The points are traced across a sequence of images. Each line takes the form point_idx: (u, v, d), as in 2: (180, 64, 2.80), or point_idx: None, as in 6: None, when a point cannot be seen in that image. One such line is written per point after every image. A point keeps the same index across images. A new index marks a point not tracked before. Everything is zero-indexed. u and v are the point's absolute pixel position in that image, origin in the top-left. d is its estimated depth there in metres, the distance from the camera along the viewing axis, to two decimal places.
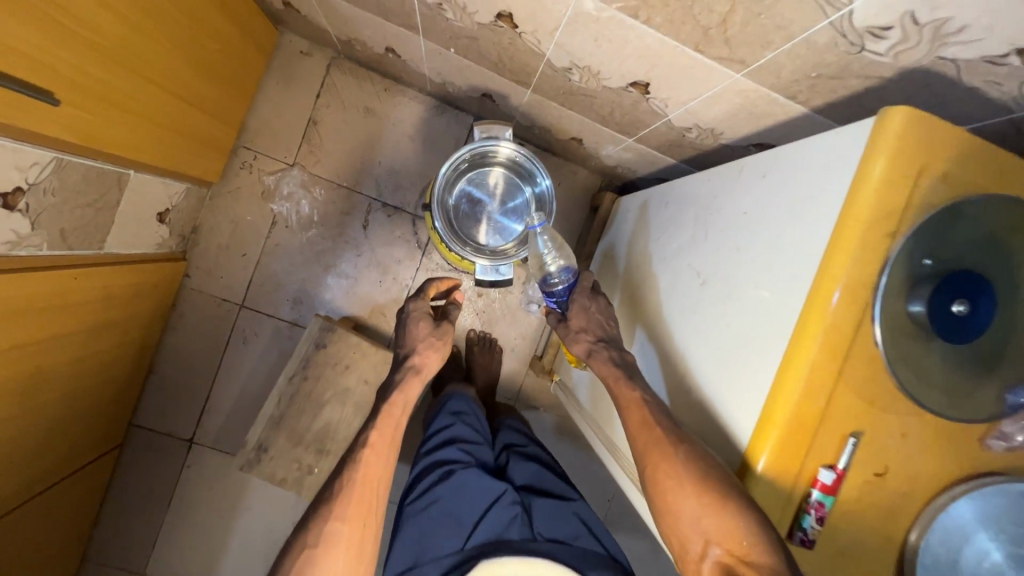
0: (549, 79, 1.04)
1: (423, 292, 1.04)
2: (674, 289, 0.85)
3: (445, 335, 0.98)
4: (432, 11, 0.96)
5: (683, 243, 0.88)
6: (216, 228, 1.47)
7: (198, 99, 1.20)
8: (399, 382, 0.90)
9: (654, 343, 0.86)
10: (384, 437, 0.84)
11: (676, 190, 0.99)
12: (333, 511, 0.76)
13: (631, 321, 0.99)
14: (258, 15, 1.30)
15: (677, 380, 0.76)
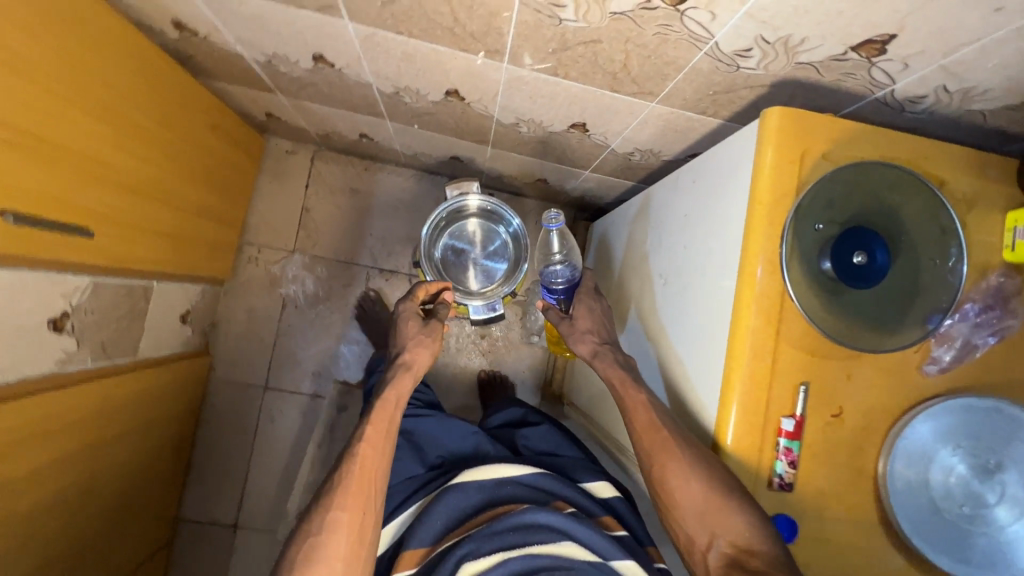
0: (503, 135, 1.18)
1: (414, 293, 1.10)
2: (646, 291, 0.96)
3: (435, 333, 1.05)
4: (392, 98, 1.11)
5: (647, 252, 1.00)
6: (232, 320, 1.60)
7: (204, 208, 1.35)
8: (393, 379, 0.97)
9: (639, 341, 0.96)
10: (379, 430, 0.90)
11: (639, 209, 1.11)
12: (334, 501, 0.81)
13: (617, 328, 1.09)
14: (245, 127, 1.48)
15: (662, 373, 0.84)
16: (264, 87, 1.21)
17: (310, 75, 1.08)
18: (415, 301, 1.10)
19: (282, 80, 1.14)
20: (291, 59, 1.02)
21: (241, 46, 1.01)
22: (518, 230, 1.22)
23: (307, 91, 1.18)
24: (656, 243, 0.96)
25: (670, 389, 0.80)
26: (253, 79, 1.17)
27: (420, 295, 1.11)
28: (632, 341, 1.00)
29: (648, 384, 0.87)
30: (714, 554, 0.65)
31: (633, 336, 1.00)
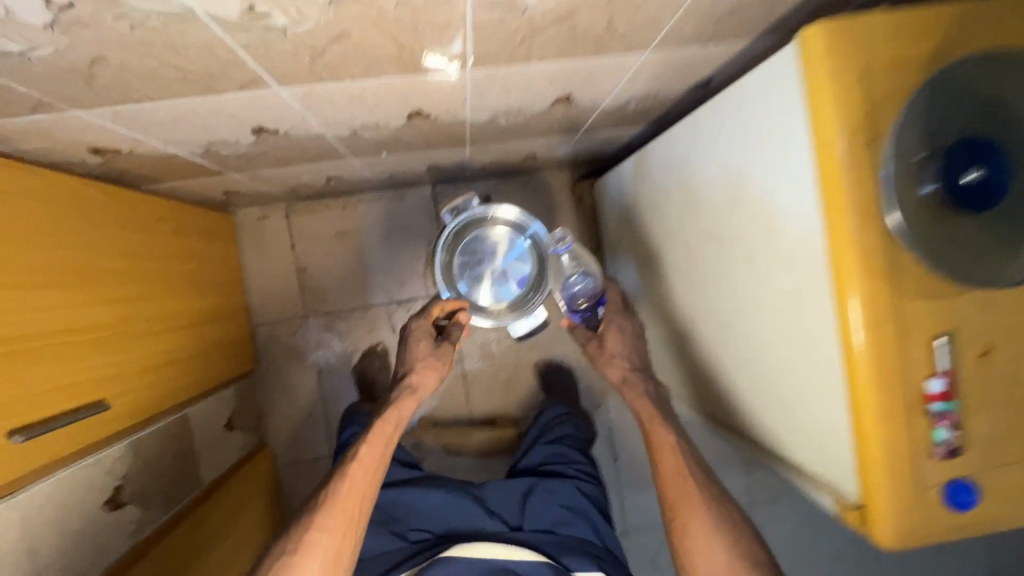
0: (481, 132, 1.06)
1: (427, 311, 1.08)
2: (701, 253, 0.88)
3: (444, 356, 1.07)
4: (351, 139, 0.99)
5: (682, 212, 0.92)
6: (276, 404, 1.54)
7: (203, 314, 1.27)
8: (395, 400, 1.01)
9: (710, 308, 0.89)
10: (373, 449, 0.94)
11: (656, 164, 1.00)
12: (316, 519, 0.83)
13: (679, 293, 1.02)
14: (207, 213, 1.36)
15: (752, 342, 0.78)
16: (212, 172, 1.08)
17: (256, 148, 0.96)
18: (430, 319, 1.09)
19: (228, 160, 1.02)
20: (230, 140, 0.89)
21: (172, 147, 0.88)
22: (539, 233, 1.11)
23: (259, 162, 1.05)
24: (690, 202, 0.87)
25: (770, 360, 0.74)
26: (199, 169, 1.05)
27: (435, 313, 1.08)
28: (700, 306, 0.93)
29: (744, 354, 0.81)
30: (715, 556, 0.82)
31: (700, 302, 0.93)
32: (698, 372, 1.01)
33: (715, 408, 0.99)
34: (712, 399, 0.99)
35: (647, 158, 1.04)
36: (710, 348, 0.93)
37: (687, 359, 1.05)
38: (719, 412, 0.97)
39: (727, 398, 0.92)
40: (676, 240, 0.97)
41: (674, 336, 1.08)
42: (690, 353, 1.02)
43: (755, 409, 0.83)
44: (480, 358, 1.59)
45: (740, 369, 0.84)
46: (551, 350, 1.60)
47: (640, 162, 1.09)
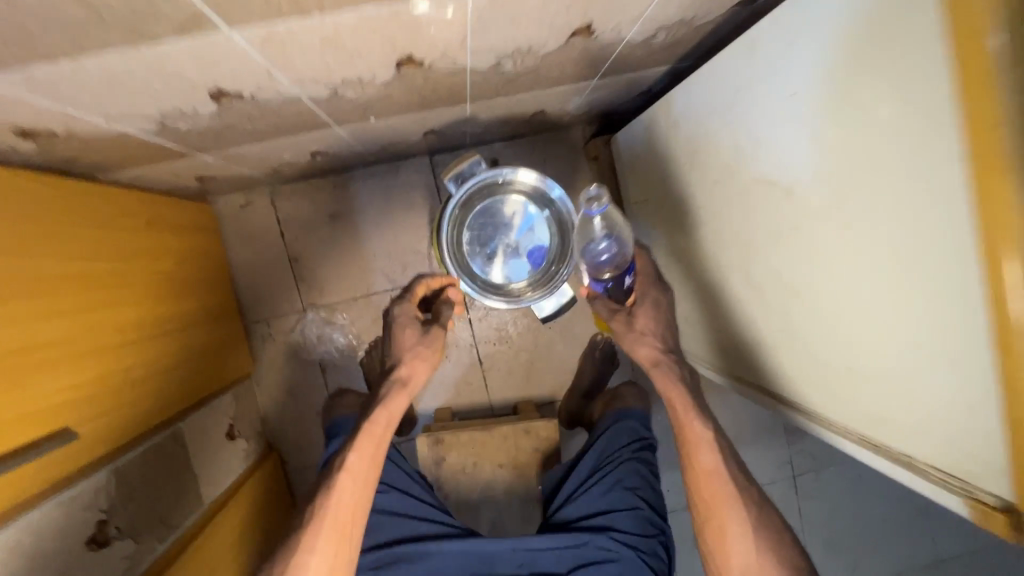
0: (484, 83, 0.90)
1: (412, 293, 1.01)
2: (758, 209, 0.74)
3: (434, 342, 0.96)
4: (332, 101, 0.84)
5: (728, 158, 0.78)
6: (281, 407, 1.43)
7: (189, 316, 1.14)
8: (383, 398, 0.91)
9: (770, 273, 0.76)
10: (362, 457, 0.87)
11: (694, 108, 0.85)
12: (304, 538, 0.79)
13: (721, 259, 0.89)
14: (185, 205, 1.22)
15: (833, 305, 0.65)
16: (176, 153, 0.94)
17: (220, 118, 0.81)
18: (414, 302, 1.02)
19: (192, 137, 0.87)
20: (187, 110, 0.74)
21: (119, 122, 0.73)
22: (561, 200, 0.98)
23: (228, 138, 0.91)
24: (749, 146, 0.72)
25: (866, 328, 0.61)
26: (159, 151, 0.90)
27: (418, 295, 1.02)
28: (753, 272, 0.80)
29: (820, 321, 0.68)
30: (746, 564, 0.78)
31: (752, 267, 0.79)
32: (750, 345, 0.89)
33: (774, 384, 0.87)
34: (771, 374, 0.86)
35: (681, 102, 0.89)
36: (769, 319, 0.80)
37: (734, 332, 0.92)
38: (781, 387, 0.85)
39: (794, 373, 0.80)
40: (720, 197, 0.83)
41: (717, 307, 0.95)
42: (740, 326, 0.89)
43: (837, 386, 0.71)
44: (496, 341, 1.47)
45: (816, 341, 0.71)
46: (572, 327, 1.48)
47: (671, 107, 0.93)
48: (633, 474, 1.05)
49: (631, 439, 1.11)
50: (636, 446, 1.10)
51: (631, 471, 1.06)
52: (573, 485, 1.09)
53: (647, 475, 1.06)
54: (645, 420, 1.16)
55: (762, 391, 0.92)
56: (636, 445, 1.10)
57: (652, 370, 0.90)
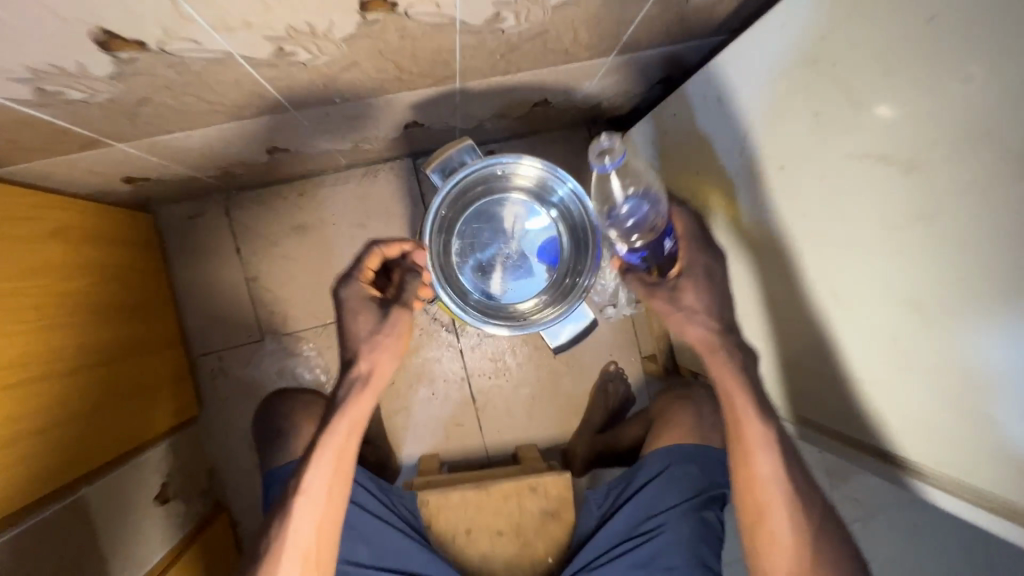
0: (477, 50, 0.71)
1: (362, 267, 0.72)
2: (848, 196, 0.58)
3: (398, 327, 0.72)
4: (280, 67, 0.64)
5: (806, 139, 0.62)
6: (232, 457, 1.18)
7: (116, 348, 0.93)
8: (340, 406, 0.70)
9: (862, 279, 0.60)
10: (323, 475, 0.69)
11: (742, 81, 0.70)
12: (262, 570, 0.68)
13: (777, 268, 0.72)
14: (117, 214, 1.01)
15: (985, 321, 0.49)
16: (83, 141, 0.73)
17: (128, 86, 0.60)
18: (365, 279, 0.73)
19: (97, 116, 0.66)
20: (72, 66, 0.54)
21: None
22: (574, 194, 0.78)
23: (149, 119, 0.70)
24: (842, 113, 0.57)
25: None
26: (58, 136, 0.69)
27: (370, 269, 0.73)
28: (833, 280, 0.63)
29: (957, 344, 0.52)
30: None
31: (832, 273, 0.63)
32: (813, 373, 0.72)
33: (846, 422, 0.70)
34: (843, 409, 0.70)
35: (722, 79, 0.74)
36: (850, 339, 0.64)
37: (790, 357, 0.75)
38: (857, 427, 0.69)
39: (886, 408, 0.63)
40: (783, 188, 0.67)
41: (766, 326, 0.78)
42: (802, 351, 0.72)
43: (963, 422, 0.55)
44: (490, 373, 1.25)
45: (934, 363, 0.55)
46: (579, 355, 1.27)
47: (706, 86, 0.79)
48: (677, 544, 0.88)
49: (688, 495, 0.90)
50: (694, 505, 0.90)
51: (676, 541, 0.88)
52: (606, 537, 0.92)
53: (698, 543, 0.89)
54: (711, 469, 0.92)
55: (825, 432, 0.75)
56: (694, 504, 0.90)
57: (708, 358, 0.69)
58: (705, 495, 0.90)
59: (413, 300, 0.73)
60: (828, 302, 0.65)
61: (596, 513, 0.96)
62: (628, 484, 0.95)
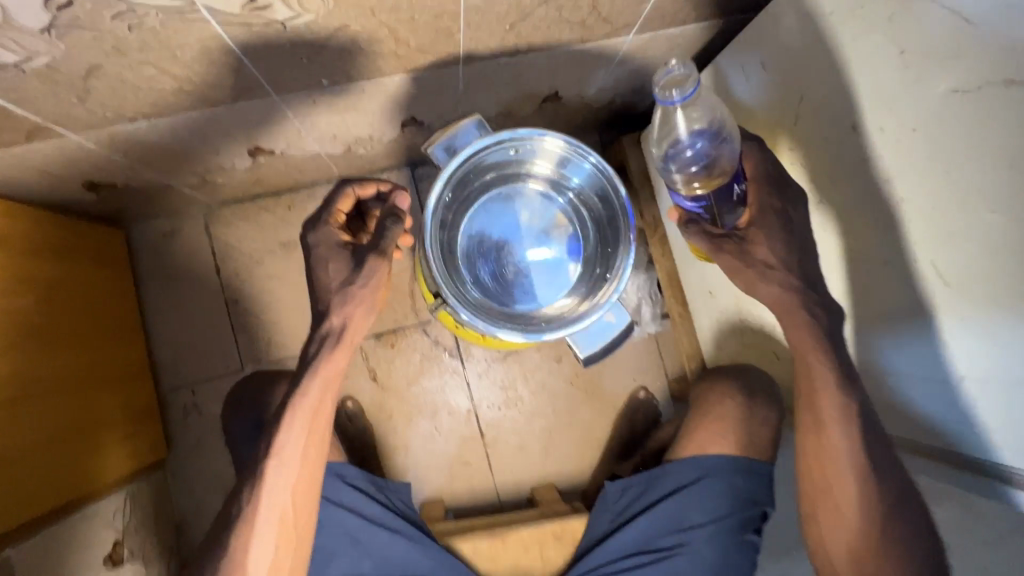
0: (484, 15, 0.62)
1: (333, 214, 0.74)
2: (954, 140, 0.49)
3: (370, 278, 0.68)
4: (253, 27, 0.55)
5: (913, 73, 0.52)
6: (204, 508, 1.02)
7: (66, 377, 0.80)
8: (311, 365, 0.69)
9: (973, 241, 0.50)
10: (299, 433, 0.69)
11: (807, 39, 0.63)
12: (242, 525, 0.69)
13: (857, 244, 0.62)
14: (78, 225, 0.90)
15: None
16: (28, 128, 0.63)
17: (70, 46, 0.50)
18: (338, 225, 0.74)
19: (38, 90, 0.56)
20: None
21: None
22: (599, 171, 0.67)
23: (103, 99, 0.60)
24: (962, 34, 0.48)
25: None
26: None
27: (342, 212, 0.75)
28: (931, 249, 0.53)
29: None
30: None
31: (929, 240, 0.53)
32: (917, 371, 0.59)
33: (944, 431, 0.58)
34: (943, 414, 0.58)
35: (780, 41, 0.67)
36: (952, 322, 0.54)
37: (874, 353, 0.64)
38: (960, 436, 0.57)
39: (1000, 409, 0.52)
40: (865, 145, 0.58)
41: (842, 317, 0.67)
42: (888, 343, 0.61)
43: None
44: (500, 403, 1.11)
45: None
46: (599, 381, 1.13)
47: (755, 52, 0.71)
48: (701, 564, 0.80)
49: (723, 513, 0.81)
50: (727, 525, 0.81)
51: (699, 559, 0.80)
52: (620, 538, 0.82)
53: (724, 564, 0.80)
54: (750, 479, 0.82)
55: (918, 445, 0.62)
56: (727, 524, 0.80)
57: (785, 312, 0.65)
58: (741, 516, 0.81)
59: (391, 248, 0.69)
60: (945, 275, 0.53)
61: (611, 515, 0.84)
62: (650, 487, 0.84)
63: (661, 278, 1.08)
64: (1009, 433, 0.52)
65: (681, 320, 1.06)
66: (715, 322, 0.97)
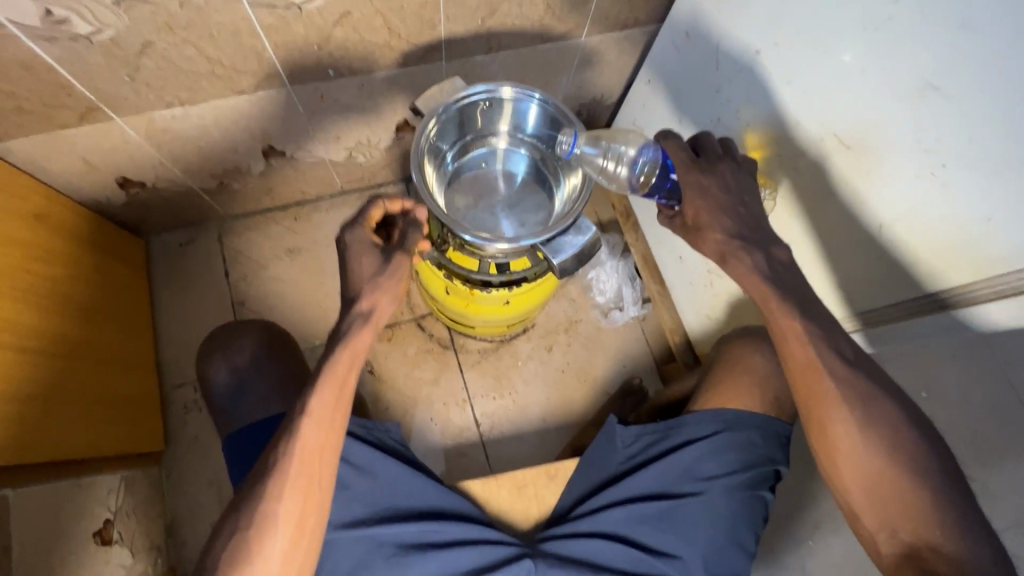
0: (459, 8, 0.78)
1: (367, 214, 0.70)
2: (816, 30, 0.61)
3: (400, 273, 0.68)
4: (276, 9, 0.69)
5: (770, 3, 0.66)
6: (198, 507, 1.00)
7: (85, 349, 0.86)
8: (345, 334, 0.64)
9: (858, 103, 0.58)
10: (329, 400, 0.62)
11: (699, 14, 0.78)
12: (270, 483, 0.60)
13: (777, 146, 0.70)
14: (105, 225, 1.00)
15: (989, 38, 0.46)
16: (83, 106, 0.76)
17: (131, 19, 0.65)
18: (370, 229, 0.71)
19: (99, 65, 0.70)
20: None
21: None
22: (545, 108, 0.77)
23: (148, 78, 0.74)
24: None
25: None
26: (59, 92, 0.72)
27: (375, 220, 0.72)
28: (831, 124, 0.62)
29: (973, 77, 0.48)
30: (884, 540, 0.53)
31: (830, 119, 0.62)
32: (860, 247, 0.63)
33: (892, 288, 0.60)
34: (890, 276, 0.60)
35: (685, 20, 0.82)
36: (875, 176, 0.59)
37: (823, 241, 0.67)
38: (904, 286, 0.59)
39: (917, 238, 0.56)
40: (767, 57, 0.67)
41: (791, 217, 0.71)
42: (832, 231, 0.66)
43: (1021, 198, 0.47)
44: (494, 393, 1.12)
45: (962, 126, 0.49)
46: (590, 367, 1.15)
47: (677, 27, 0.85)
48: (715, 517, 0.74)
49: (739, 468, 0.74)
50: (744, 480, 0.74)
51: (710, 513, 0.74)
52: (630, 489, 0.76)
53: (738, 523, 0.74)
54: (774, 442, 0.75)
55: (875, 317, 0.63)
56: (742, 479, 0.74)
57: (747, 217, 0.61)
58: (759, 472, 0.74)
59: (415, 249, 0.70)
60: (851, 141, 0.60)
61: (621, 458, 0.79)
62: (666, 436, 0.78)
63: (638, 262, 1.17)
64: (946, 258, 0.54)
65: (660, 298, 1.14)
66: (692, 289, 1.03)
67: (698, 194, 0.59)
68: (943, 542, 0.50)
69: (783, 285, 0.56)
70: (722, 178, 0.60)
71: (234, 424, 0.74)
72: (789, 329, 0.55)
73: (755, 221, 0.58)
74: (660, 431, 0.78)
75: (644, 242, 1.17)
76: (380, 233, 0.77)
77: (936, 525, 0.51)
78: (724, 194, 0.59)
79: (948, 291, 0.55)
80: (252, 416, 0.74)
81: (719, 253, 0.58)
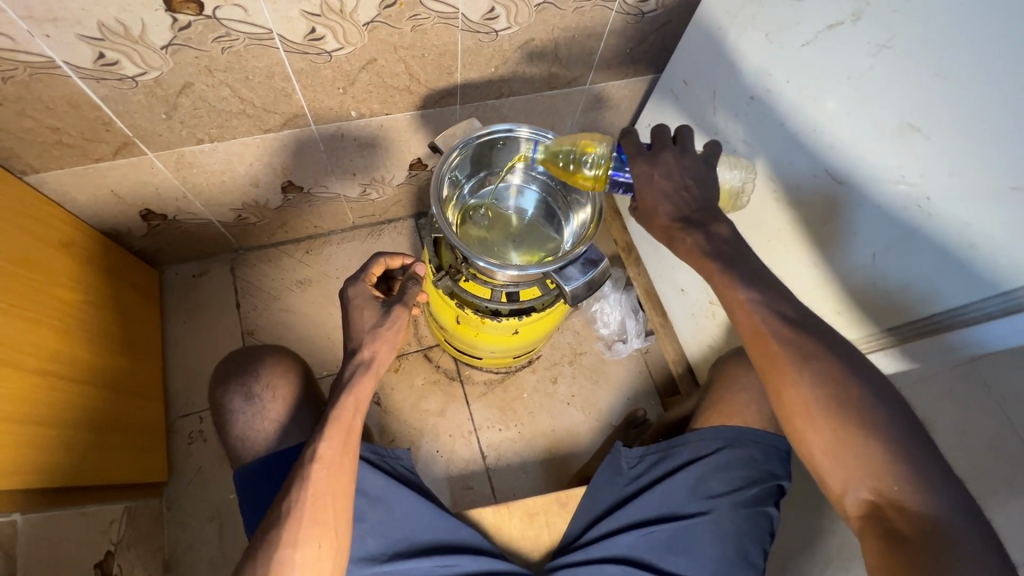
0: (475, 56, 0.84)
1: (369, 272, 0.73)
2: (811, 77, 0.67)
3: (399, 321, 0.68)
4: (308, 55, 0.75)
5: (766, 54, 0.73)
6: (198, 541, 0.98)
7: (102, 375, 0.87)
8: (348, 383, 0.64)
9: (853, 146, 0.64)
10: (337, 446, 0.62)
11: (701, 57, 0.85)
12: (286, 528, 0.58)
13: (779, 182, 0.75)
14: (123, 256, 1.02)
15: (970, 91, 0.51)
16: (119, 142, 0.80)
17: (175, 62, 0.70)
18: (371, 284, 0.73)
19: (139, 104, 0.75)
20: (128, 29, 0.64)
21: (47, 34, 0.62)
22: None
23: (184, 116, 0.79)
24: (785, 14, 0.69)
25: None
26: (98, 127, 0.77)
27: (376, 275, 0.74)
28: (831, 162, 0.67)
29: (959, 123, 0.53)
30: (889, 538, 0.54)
31: (829, 159, 0.67)
32: (871, 273, 0.66)
33: (894, 310, 0.64)
34: (903, 300, 0.63)
35: (687, 66, 0.90)
36: (877, 206, 0.62)
37: (833, 268, 0.71)
38: (919, 309, 0.61)
39: (926, 265, 0.59)
40: (762, 102, 0.75)
41: (788, 244, 0.77)
42: (839, 260, 0.69)
43: (1005, 226, 0.51)
44: (500, 424, 1.12)
45: (953, 163, 0.54)
46: (595, 398, 1.16)
47: (676, 72, 0.93)
48: (725, 535, 0.74)
49: (744, 484, 0.75)
50: (748, 497, 0.75)
51: (718, 532, 0.74)
52: (636, 512, 0.77)
53: (746, 543, 0.74)
54: (776, 459, 0.77)
55: (878, 338, 0.67)
56: (746, 496, 0.75)
57: None
58: (763, 488, 0.75)
59: (413, 301, 0.71)
60: (849, 178, 0.65)
61: (624, 480, 0.80)
62: (668, 456, 0.79)
63: (640, 295, 1.21)
64: (936, 283, 0.59)
65: (663, 330, 1.16)
66: (694, 320, 1.06)
67: (642, 180, 0.62)
68: (913, 507, 0.51)
69: (729, 262, 0.59)
70: (666, 165, 0.63)
71: (250, 448, 0.75)
72: (735, 300, 0.58)
73: (700, 204, 0.61)
74: (663, 453, 0.79)
75: (646, 276, 1.20)
76: (381, 286, 0.81)
77: (894, 480, 0.52)
78: (667, 180, 0.62)
79: (943, 313, 0.59)
80: (267, 440, 0.75)
81: (666, 236, 0.61)
